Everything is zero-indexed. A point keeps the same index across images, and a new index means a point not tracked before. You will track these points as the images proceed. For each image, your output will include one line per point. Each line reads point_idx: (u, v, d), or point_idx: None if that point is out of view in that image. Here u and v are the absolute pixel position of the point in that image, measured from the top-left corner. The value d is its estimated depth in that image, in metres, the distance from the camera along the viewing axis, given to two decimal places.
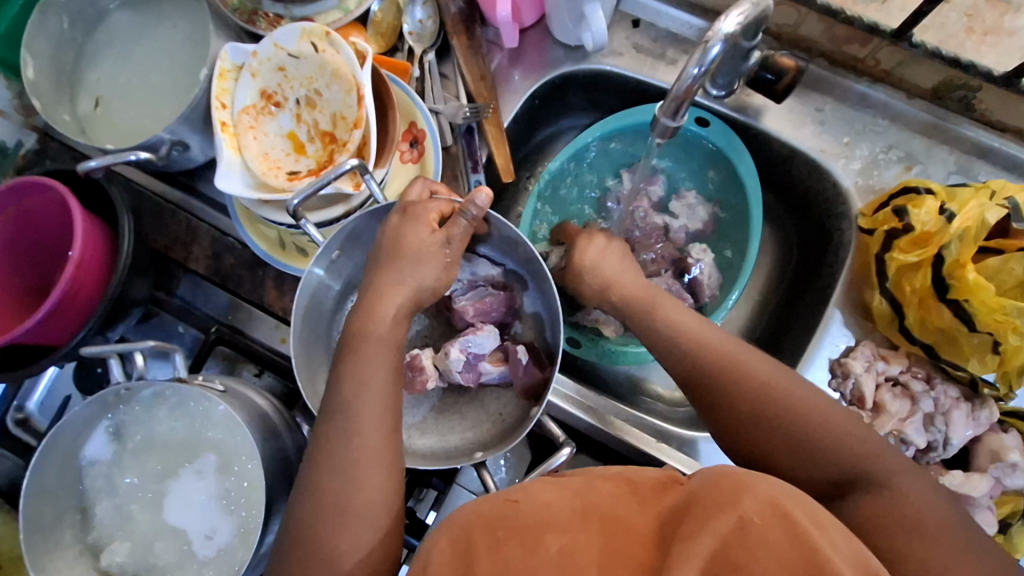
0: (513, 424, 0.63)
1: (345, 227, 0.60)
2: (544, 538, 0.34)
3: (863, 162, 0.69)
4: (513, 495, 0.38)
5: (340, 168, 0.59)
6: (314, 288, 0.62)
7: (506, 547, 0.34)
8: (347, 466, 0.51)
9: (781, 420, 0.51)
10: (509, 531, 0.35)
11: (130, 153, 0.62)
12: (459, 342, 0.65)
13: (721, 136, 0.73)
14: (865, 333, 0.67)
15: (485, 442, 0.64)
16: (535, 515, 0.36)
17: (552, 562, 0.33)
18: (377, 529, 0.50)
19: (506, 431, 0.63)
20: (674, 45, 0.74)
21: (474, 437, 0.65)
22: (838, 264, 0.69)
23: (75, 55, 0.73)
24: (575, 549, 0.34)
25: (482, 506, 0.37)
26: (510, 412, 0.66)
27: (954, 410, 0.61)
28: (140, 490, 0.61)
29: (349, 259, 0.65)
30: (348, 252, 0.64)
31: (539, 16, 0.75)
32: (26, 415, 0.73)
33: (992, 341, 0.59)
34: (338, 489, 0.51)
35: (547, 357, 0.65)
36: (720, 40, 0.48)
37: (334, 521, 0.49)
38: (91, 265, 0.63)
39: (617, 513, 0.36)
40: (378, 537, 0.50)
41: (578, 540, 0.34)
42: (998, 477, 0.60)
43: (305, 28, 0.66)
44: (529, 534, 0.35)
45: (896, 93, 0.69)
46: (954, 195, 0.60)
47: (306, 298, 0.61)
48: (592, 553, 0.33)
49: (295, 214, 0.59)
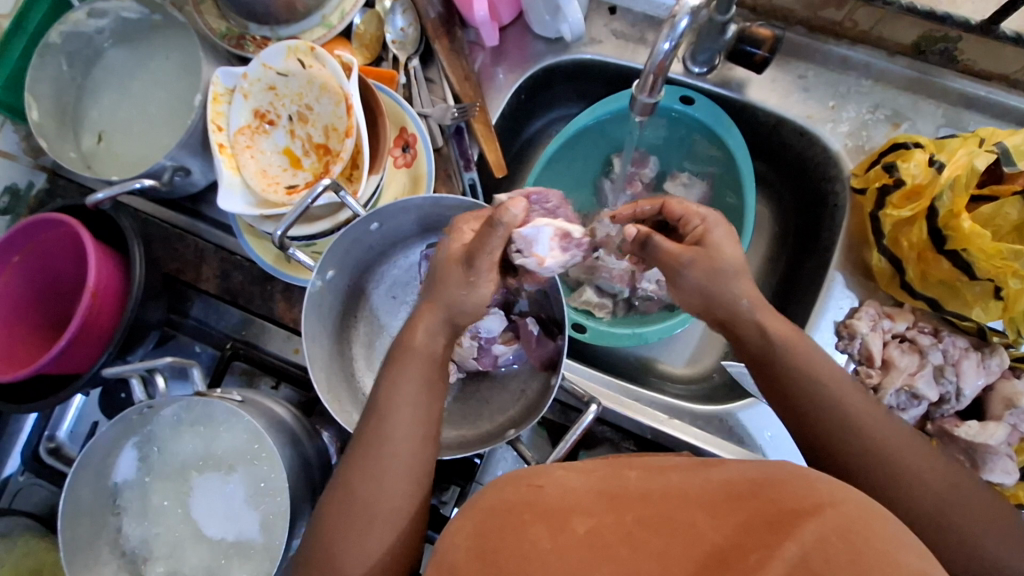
0: (536, 398, 0.64)
1: (336, 241, 0.62)
2: (571, 521, 0.34)
3: (850, 124, 0.69)
4: (537, 480, 0.37)
5: (315, 190, 0.61)
6: (315, 303, 0.63)
7: (534, 528, 0.34)
8: (370, 471, 0.52)
9: (809, 397, 0.53)
10: (535, 514, 0.34)
11: (135, 182, 0.65)
12: (469, 330, 0.68)
13: (708, 112, 0.74)
14: (868, 293, 0.67)
15: (515, 419, 0.65)
16: (558, 503, 0.35)
17: (581, 544, 0.33)
18: (398, 528, 0.52)
19: (531, 406, 0.64)
20: (652, 27, 0.75)
21: (504, 419, 0.66)
22: (835, 227, 0.70)
23: (76, 95, 0.76)
24: (602, 530, 0.33)
25: (505, 493, 0.36)
26: (530, 391, 0.67)
27: (964, 359, 0.61)
28: (166, 507, 0.63)
29: (343, 269, 0.67)
30: (342, 268, 0.66)
31: (517, 13, 0.76)
32: (58, 444, 0.76)
33: (993, 287, 0.59)
34: (357, 495, 0.52)
35: (556, 325, 0.67)
36: (687, 14, 0.49)
37: (350, 511, 0.51)
38: (108, 293, 0.66)
39: (625, 487, 0.36)
40: (399, 536, 0.52)
41: (606, 521, 0.34)
42: (1014, 424, 0.59)
43: (291, 46, 0.68)
44: (557, 517, 0.34)
45: (876, 53, 0.70)
46: (942, 147, 0.60)
47: (311, 310, 0.62)
48: (618, 531, 0.33)
49: (282, 243, 0.61)
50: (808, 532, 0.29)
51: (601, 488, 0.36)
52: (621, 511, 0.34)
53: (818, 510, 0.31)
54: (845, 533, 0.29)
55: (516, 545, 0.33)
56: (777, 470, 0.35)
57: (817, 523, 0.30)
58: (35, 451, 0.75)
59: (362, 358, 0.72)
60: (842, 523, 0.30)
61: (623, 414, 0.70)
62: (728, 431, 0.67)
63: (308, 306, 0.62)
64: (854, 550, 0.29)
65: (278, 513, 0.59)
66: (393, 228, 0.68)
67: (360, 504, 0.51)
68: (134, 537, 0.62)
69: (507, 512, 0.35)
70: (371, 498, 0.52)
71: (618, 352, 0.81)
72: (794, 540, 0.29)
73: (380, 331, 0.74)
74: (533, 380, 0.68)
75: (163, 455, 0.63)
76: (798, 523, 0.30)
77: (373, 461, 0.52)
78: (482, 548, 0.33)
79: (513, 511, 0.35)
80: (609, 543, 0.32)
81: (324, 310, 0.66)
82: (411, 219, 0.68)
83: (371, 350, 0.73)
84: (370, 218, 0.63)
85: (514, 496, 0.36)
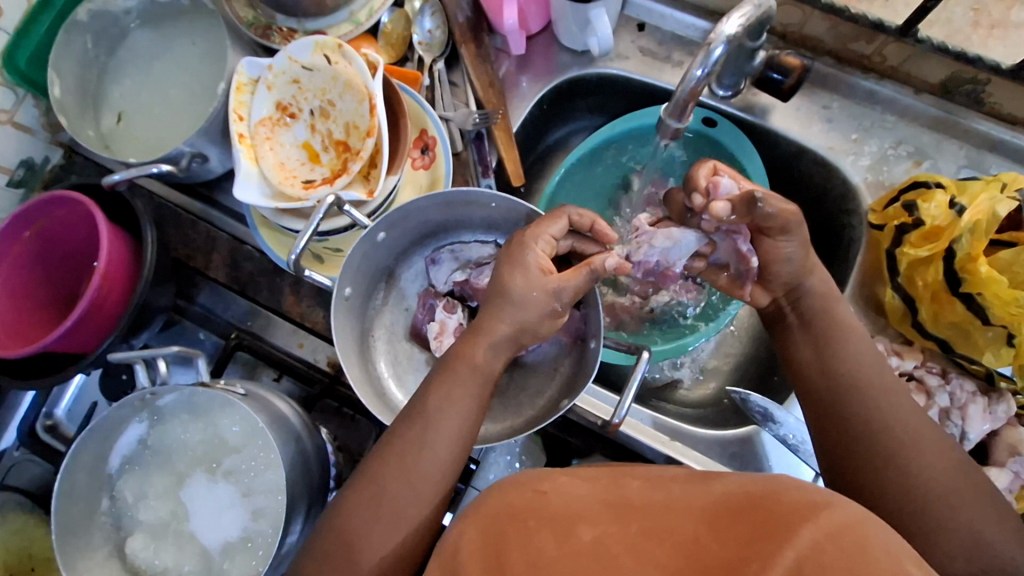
0: (574, 373, 0.66)
1: (352, 256, 0.62)
2: (576, 528, 0.34)
3: (872, 158, 0.69)
4: (541, 486, 0.38)
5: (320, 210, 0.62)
6: (341, 319, 0.63)
7: (539, 535, 0.34)
8: (394, 468, 0.51)
9: (899, 418, 0.52)
10: (540, 520, 0.35)
11: (152, 167, 0.65)
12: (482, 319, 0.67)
13: (730, 135, 0.73)
14: (878, 329, 0.67)
15: (559, 396, 0.65)
16: (565, 509, 0.35)
17: (586, 552, 0.33)
18: (401, 528, 0.50)
19: (571, 380, 0.65)
20: (679, 47, 0.75)
21: (543, 403, 0.67)
22: (851, 260, 0.70)
23: (99, 74, 0.76)
24: (607, 539, 0.33)
25: (510, 497, 0.37)
26: (538, 401, 0.67)
27: (971, 404, 0.61)
28: (158, 497, 0.62)
29: (365, 276, 0.67)
30: (356, 282, 0.65)
31: (546, 22, 0.76)
32: (55, 421, 0.76)
33: (1005, 334, 0.58)
34: (379, 491, 0.50)
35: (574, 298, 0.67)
36: (722, 42, 0.50)
37: (365, 508, 0.50)
38: (118, 274, 0.65)
39: (629, 498, 0.36)
40: (400, 536, 0.49)
41: (612, 529, 0.34)
42: (1018, 472, 0.59)
43: (319, 41, 0.68)
44: (561, 522, 0.34)
45: (903, 89, 0.69)
46: (964, 188, 0.60)
47: (338, 332, 0.62)
48: (622, 540, 0.33)
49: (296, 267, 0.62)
50: (804, 539, 0.30)
51: (604, 498, 0.36)
52: (627, 520, 0.34)
53: (813, 515, 0.31)
54: (836, 537, 0.30)
55: (523, 547, 0.33)
56: (770, 485, 0.34)
57: (811, 527, 0.30)
58: (31, 427, 0.74)
59: (383, 343, 0.72)
60: (835, 528, 0.30)
61: (632, 436, 0.69)
62: (729, 456, 0.67)
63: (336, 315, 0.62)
64: (850, 558, 0.29)
65: (275, 506, 0.59)
66: (400, 234, 0.68)
67: (364, 497, 0.51)
68: (132, 521, 0.62)
69: (511, 518, 0.35)
70: (381, 502, 0.50)
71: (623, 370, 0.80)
72: (791, 547, 0.29)
73: (401, 321, 0.74)
74: (549, 383, 0.68)
75: (167, 441, 0.63)
76: (796, 528, 0.30)
77: (394, 465, 0.51)
78: (489, 546, 0.34)
79: (518, 517, 0.35)
80: (613, 552, 0.33)
81: (347, 319, 0.65)
82: (416, 224, 0.68)
83: (393, 349, 0.72)
84: (376, 230, 0.63)
85: (519, 502, 0.37)
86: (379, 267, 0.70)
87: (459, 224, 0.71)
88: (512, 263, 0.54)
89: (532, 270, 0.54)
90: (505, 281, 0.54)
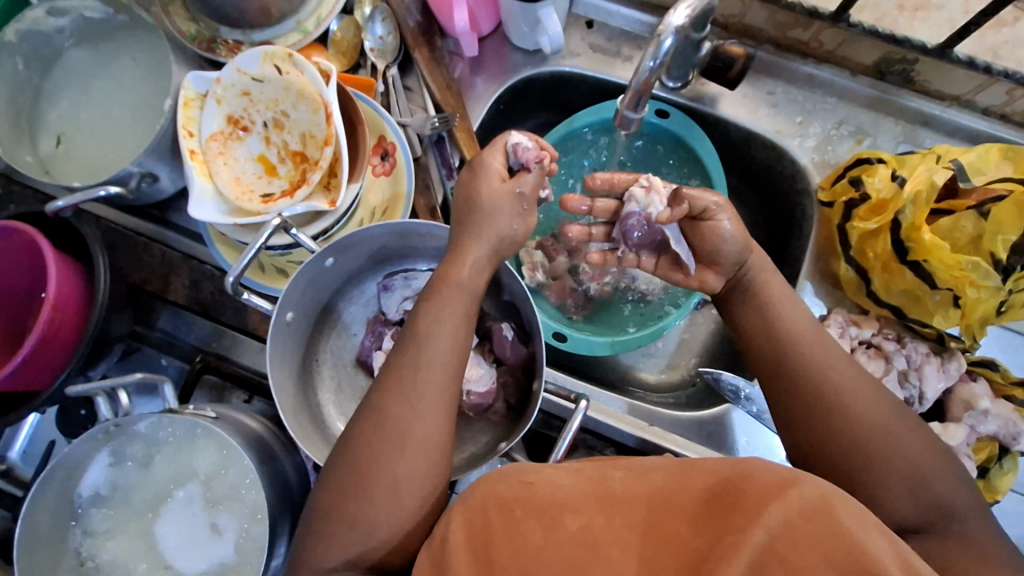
0: (524, 406, 0.66)
1: (293, 286, 0.59)
2: (562, 518, 0.35)
3: (817, 139, 0.73)
4: (528, 476, 0.39)
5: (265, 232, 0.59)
6: (280, 360, 0.60)
7: (526, 524, 0.35)
8: (377, 449, 0.48)
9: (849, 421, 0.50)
10: (527, 510, 0.36)
11: (98, 189, 0.62)
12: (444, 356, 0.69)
13: (681, 124, 0.75)
14: (836, 302, 0.70)
15: (508, 430, 0.66)
16: (551, 497, 0.37)
17: (574, 544, 0.34)
18: (410, 511, 0.47)
19: (520, 416, 0.65)
20: (628, 42, 0.78)
21: (495, 436, 0.67)
22: (805, 238, 0.72)
23: (33, 96, 0.72)
24: (593, 528, 0.34)
25: (498, 488, 0.38)
26: (505, 416, 0.68)
27: (927, 364, 0.63)
28: (129, 535, 0.60)
29: (301, 319, 0.64)
30: (300, 310, 0.63)
31: (495, 23, 0.77)
32: (9, 465, 0.71)
33: (952, 296, 0.62)
34: (383, 466, 0.47)
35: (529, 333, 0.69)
36: (671, 33, 0.52)
37: (354, 493, 0.47)
38: (68, 305, 0.62)
39: (613, 488, 0.37)
40: (412, 519, 0.47)
41: (596, 520, 0.35)
42: (973, 425, 0.62)
43: (267, 52, 0.67)
44: (547, 514, 0.36)
45: (840, 72, 0.73)
46: (903, 162, 0.64)
47: (279, 371, 0.60)
48: (608, 529, 0.34)
49: (235, 290, 0.60)
50: (774, 518, 0.31)
51: (589, 489, 0.37)
52: (611, 511, 0.35)
53: (783, 492, 0.32)
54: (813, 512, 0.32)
55: (509, 537, 0.35)
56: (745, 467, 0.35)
57: (780, 507, 0.31)
58: None
59: (329, 371, 0.70)
60: (805, 506, 0.31)
61: (603, 421, 0.70)
62: (707, 436, 0.69)
63: (273, 356, 0.58)
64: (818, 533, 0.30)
65: (258, 526, 0.57)
66: (346, 263, 0.66)
67: (375, 480, 0.47)
68: (102, 563, 0.59)
69: (500, 509, 0.37)
70: (369, 511, 0.46)
71: (594, 361, 0.81)
72: (761, 526, 0.31)
73: (348, 351, 0.72)
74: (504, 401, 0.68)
75: (134, 476, 0.61)
76: (764, 506, 0.32)
77: (378, 441, 0.48)
78: (476, 543, 0.36)
79: (506, 506, 0.37)
80: (600, 542, 0.34)
81: (287, 359, 0.62)
82: (363, 254, 0.66)
83: (339, 373, 0.70)
84: (324, 255, 0.61)
85: (507, 492, 0.38)
86: (318, 300, 0.67)
87: (409, 253, 0.69)
88: (478, 174, 0.58)
89: (494, 181, 0.57)
90: (481, 191, 0.57)
